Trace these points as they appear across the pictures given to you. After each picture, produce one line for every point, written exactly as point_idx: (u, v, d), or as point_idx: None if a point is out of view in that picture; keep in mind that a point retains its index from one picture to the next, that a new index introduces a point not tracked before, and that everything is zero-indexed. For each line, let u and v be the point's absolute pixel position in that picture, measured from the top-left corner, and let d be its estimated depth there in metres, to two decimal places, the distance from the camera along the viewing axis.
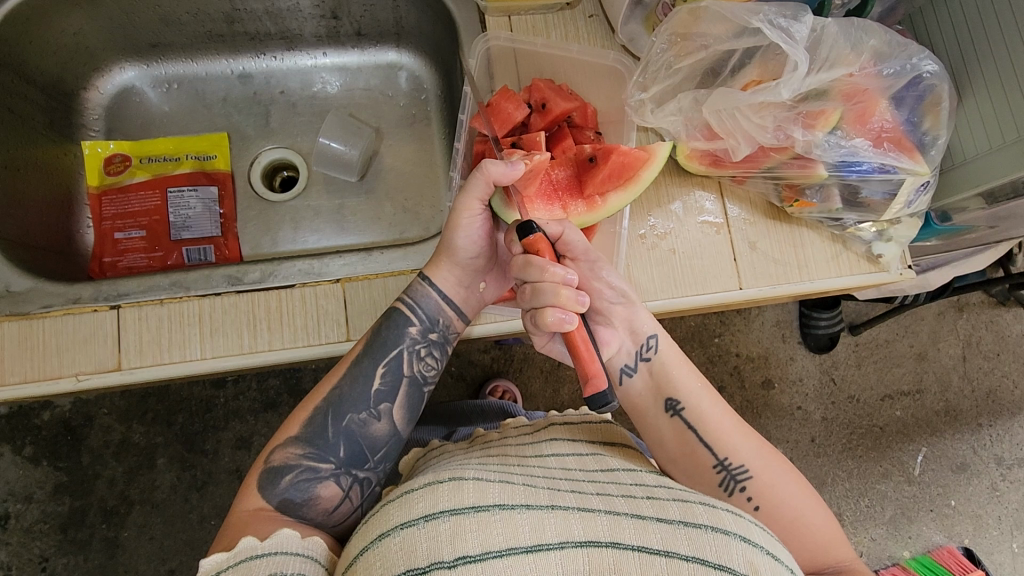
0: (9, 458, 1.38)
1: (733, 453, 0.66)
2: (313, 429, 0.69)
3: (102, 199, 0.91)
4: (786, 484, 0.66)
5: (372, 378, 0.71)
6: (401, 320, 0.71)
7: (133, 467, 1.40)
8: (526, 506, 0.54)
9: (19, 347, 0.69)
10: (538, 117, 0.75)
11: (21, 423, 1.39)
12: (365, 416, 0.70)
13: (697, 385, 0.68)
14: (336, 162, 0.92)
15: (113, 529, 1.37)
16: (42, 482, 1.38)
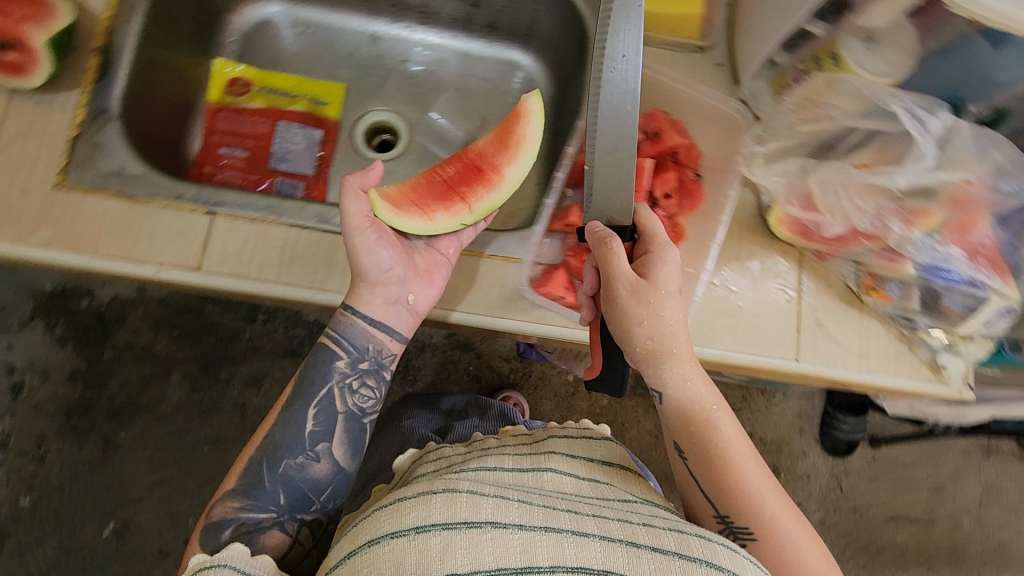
0: (40, 333, 1.42)
1: (740, 508, 0.69)
2: (249, 480, 0.74)
3: (217, 114, 0.96)
4: (795, 543, 0.68)
5: (305, 418, 0.76)
6: (324, 357, 0.77)
7: (149, 374, 1.44)
8: (521, 525, 0.58)
9: (120, 222, 0.73)
10: (649, 145, 0.79)
11: (60, 303, 1.43)
12: (302, 459, 0.75)
13: (715, 435, 0.71)
14: (438, 138, 0.99)
15: (113, 427, 1.41)
16: (63, 364, 1.41)
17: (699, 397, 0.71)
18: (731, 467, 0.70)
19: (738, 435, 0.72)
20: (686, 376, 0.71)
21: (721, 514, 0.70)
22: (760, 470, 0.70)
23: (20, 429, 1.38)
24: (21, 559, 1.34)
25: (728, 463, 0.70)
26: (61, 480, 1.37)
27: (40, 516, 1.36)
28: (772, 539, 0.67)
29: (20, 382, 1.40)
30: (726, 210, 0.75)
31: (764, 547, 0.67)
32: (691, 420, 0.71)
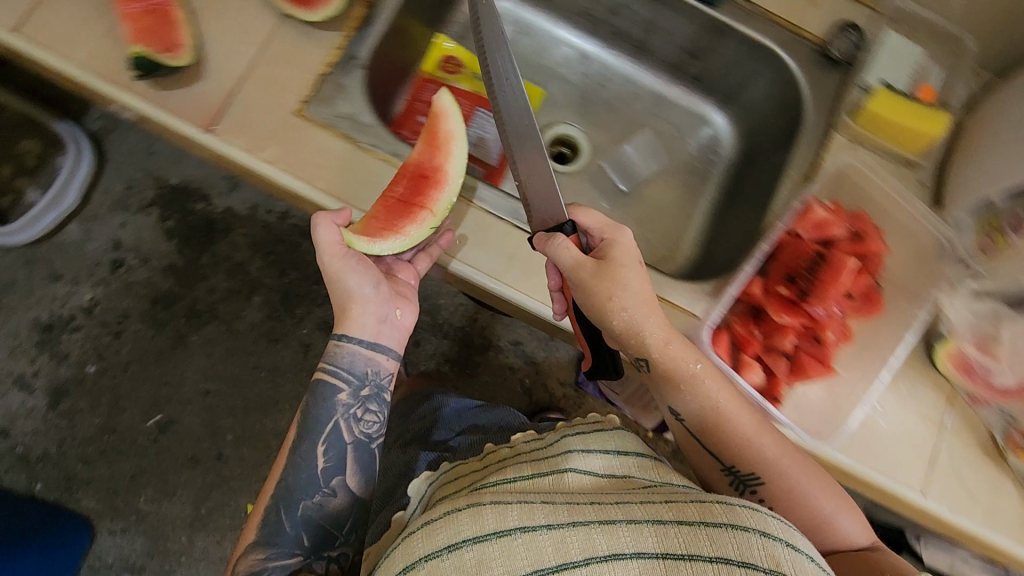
0: (153, 221, 1.49)
1: (748, 462, 0.67)
2: (268, 528, 0.75)
3: (426, 83, 0.99)
4: (804, 490, 0.67)
5: (316, 457, 0.77)
6: (326, 393, 0.78)
7: (234, 289, 1.49)
8: (549, 525, 0.57)
9: (340, 164, 0.77)
10: (848, 241, 0.73)
11: (179, 199, 1.51)
12: (319, 498, 0.77)
13: (718, 415, 0.68)
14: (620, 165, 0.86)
15: (188, 327, 1.47)
16: (163, 255, 1.48)
17: (676, 362, 0.68)
18: (727, 430, 0.68)
19: (730, 394, 0.68)
20: (661, 338, 0.68)
21: (726, 466, 0.69)
22: (756, 422, 0.68)
23: (108, 301, 1.44)
24: (68, 421, 1.39)
25: (723, 424, 0.68)
26: (128, 360, 1.43)
27: (98, 386, 1.41)
28: (783, 486, 0.66)
29: (122, 258, 1.46)
30: (898, 347, 0.71)
31: (777, 495, 0.67)
32: (680, 386, 0.69)
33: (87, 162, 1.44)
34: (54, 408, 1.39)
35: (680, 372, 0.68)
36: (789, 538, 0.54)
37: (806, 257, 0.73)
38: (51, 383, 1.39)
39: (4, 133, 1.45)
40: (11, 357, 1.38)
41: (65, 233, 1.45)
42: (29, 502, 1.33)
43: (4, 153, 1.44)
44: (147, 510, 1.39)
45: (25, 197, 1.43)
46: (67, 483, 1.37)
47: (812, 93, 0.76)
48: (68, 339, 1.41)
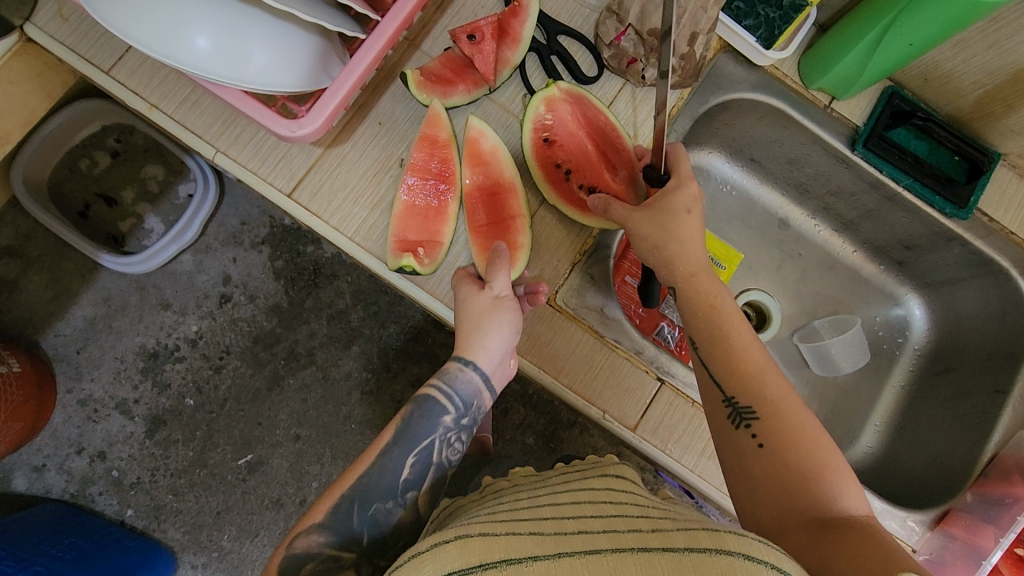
0: (262, 259, 1.41)
1: (752, 394, 0.51)
2: (337, 512, 0.52)
3: None
4: (808, 436, 0.49)
5: (400, 467, 0.54)
6: (432, 411, 0.55)
7: (334, 336, 1.41)
8: (535, 556, 0.38)
9: None
10: None
11: (289, 239, 1.42)
12: (390, 505, 0.53)
13: (733, 354, 0.53)
14: (820, 353, 0.80)
15: (285, 369, 1.40)
16: (269, 294, 1.41)
17: (698, 292, 0.55)
18: (737, 357, 0.53)
19: (744, 325, 0.54)
20: (694, 265, 0.55)
21: (726, 398, 0.53)
22: (768, 359, 0.53)
23: (212, 335, 1.39)
24: (163, 451, 1.37)
25: (738, 358, 0.53)
26: (225, 397, 1.39)
27: (194, 420, 1.38)
28: (778, 426, 0.50)
29: (229, 293, 1.40)
30: None
31: (780, 434, 0.49)
32: (700, 315, 0.55)
33: (210, 200, 1.36)
34: (151, 436, 1.37)
35: (700, 294, 0.55)
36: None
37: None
38: (150, 412, 1.37)
39: (130, 156, 1.34)
40: (115, 382, 1.37)
41: (178, 261, 1.40)
42: (120, 529, 1.32)
43: (128, 175, 1.35)
44: (228, 548, 1.36)
45: (144, 223, 1.36)
46: (155, 513, 1.35)
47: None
48: (171, 369, 1.38)
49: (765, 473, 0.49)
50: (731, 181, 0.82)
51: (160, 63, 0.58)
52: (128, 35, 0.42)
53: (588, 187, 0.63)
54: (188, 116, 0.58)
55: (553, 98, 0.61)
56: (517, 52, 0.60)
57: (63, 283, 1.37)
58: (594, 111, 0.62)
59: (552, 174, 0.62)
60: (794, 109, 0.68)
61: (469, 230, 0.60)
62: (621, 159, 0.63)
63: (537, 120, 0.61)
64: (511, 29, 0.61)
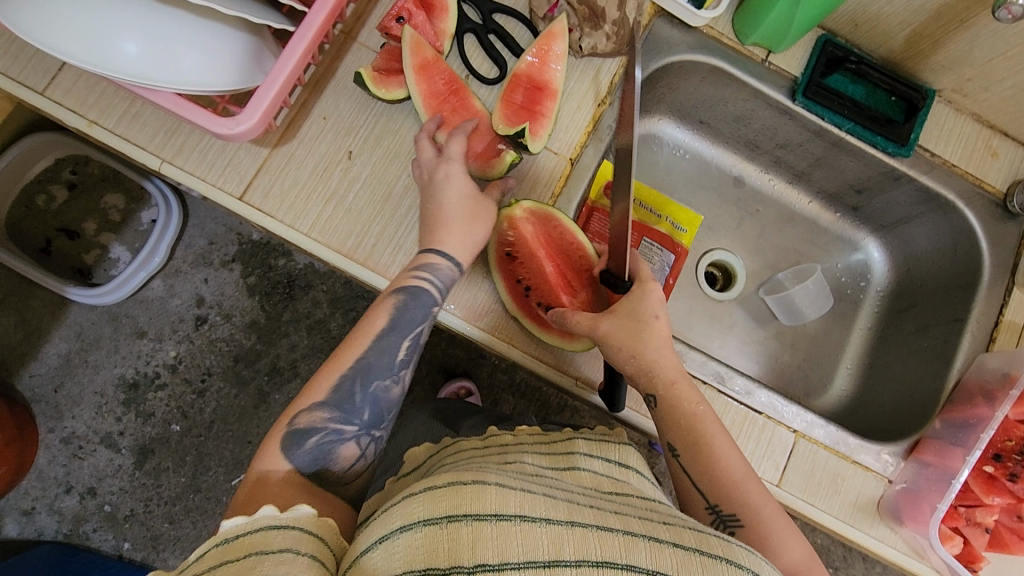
0: (235, 277, 1.40)
1: (734, 501, 0.52)
2: (338, 393, 0.53)
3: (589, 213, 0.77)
4: (784, 538, 0.51)
5: (398, 349, 0.55)
6: (425, 301, 0.56)
7: (316, 346, 1.40)
8: (546, 519, 0.36)
9: None
10: None
11: (261, 254, 1.41)
12: (389, 381, 0.55)
13: (712, 454, 0.54)
14: (786, 305, 0.82)
15: (270, 385, 1.38)
16: (246, 311, 1.40)
17: (676, 396, 0.55)
18: (716, 461, 0.53)
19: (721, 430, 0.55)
20: (673, 372, 0.55)
21: (709, 504, 0.53)
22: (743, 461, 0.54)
23: (192, 359, 1.38)
24: (155, 480, 1.35)
25: (717, 465, 0.53)
26: (211, 419, 1.37)
27: (183, 445, 1.36)
28: (762, 531, 0.51)
29: (204, 315, 1.39)
30: None
31: (758, 540, 0.51)
32: (683, 424, 0.55)
33: (175, 223, 1.34)
34: (140, 467, 1.35)
35: (680, 403, 0.55)
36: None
37: (1016, 436, 0.62)
38: (137, 442, 1.36)
39: (88, 187, 1.32)
40: (98, 416, 1.35)
41: (149, 288, 1.38)
42: (120, 563, 1.30)
43: (87, 206, 1.33)
44: None
45: (110, 253, 1.34)
46: (154, 543, 1.34)
47: (991, 248, 0.70)
48: (153, 398, 1.37)
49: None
50: (683, 145, 0.83)
51: (97, 78, 0.57)
52: (60, 49, 0.42)
53: (546, 302, 0.64)
54: (130, 129, 0.58)
55: (515, 217, 0.62)
56: (449, 22, 0.62)
57: (33, 322, 1.35)
58: (559, 229, 0.63)
59: (514, 289, 0.62)
60: (732, 67, 0.69)
61: (502, 104, 0.63)
62: (582, 280, 0.66)
63: (499, 238, 0.62)
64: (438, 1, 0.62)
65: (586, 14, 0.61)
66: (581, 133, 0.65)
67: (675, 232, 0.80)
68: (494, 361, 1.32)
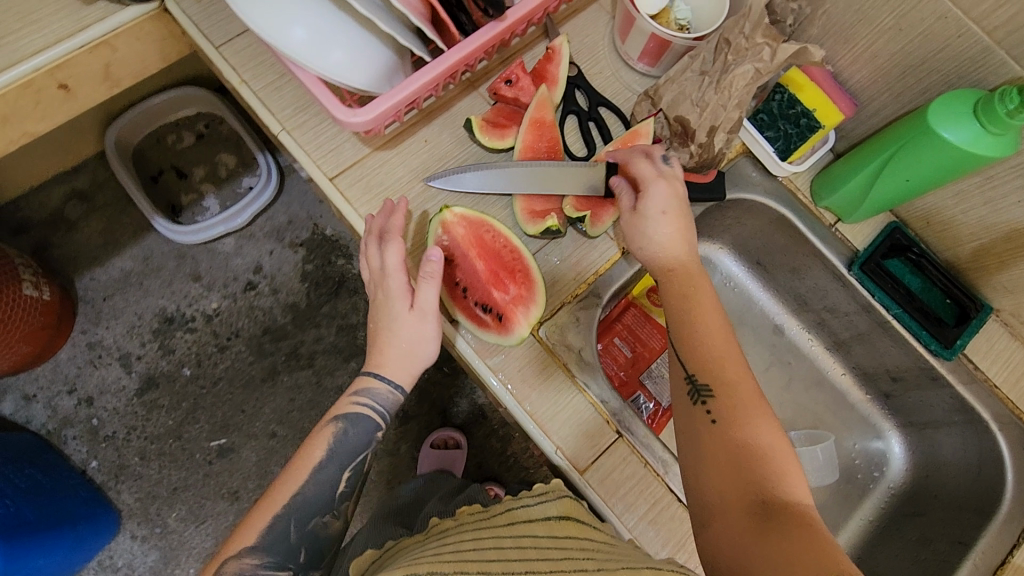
0: (296, 259, 1.50)
1: (709, 370, 0.53)
2: (273, 534, 0.58)
3: (628, 307, 0.81)
4: (756, 407, 0.51)
5: (337, 481, 0.62)
6: (363, 424, 0.63)
7: (338, 347, 1.46)
8: None
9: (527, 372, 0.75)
10: None
11: (326, 249, 1.51)
12: (329, 518, 0.62)
13: (693, 318, 0.56)
14: None
15: (284, 366, 1.44)
16: (292, 292, 1.48)
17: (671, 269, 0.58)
18: (697, 333, 0.55)
19: (713, 300, 0.57)
20: (691, 275, 0.58)
21: (687, 375, 0.54)
22: (723, 343, 0.54)
23: (227, 316, 1.46)
24: (146, 412, 1.40)
25: (696, 333, 0.55)
26: (219, 376, 1.43)
27: (185, 390, 1.42)
28: (733, 400, 0.51)
29: (255, 282, 1.48)
30: None
31: (731, 407, 0.51)
32: (671, 278, 0.58)
33: (267, 195, 1.47)
34: (140, 395, 1.41)
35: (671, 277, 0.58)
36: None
37: None
38: (147, 372, 1.42)
39: (212, 141, 1.49)
40: (127, 335, 1.44)
41: (220, 242, 1.50)
42: (80, 477, 1.33)
43: (204, 157, 1.49)
44: (173, 526, 1.35)
45: (203, 201, 1.48)
46: (117, 471, 1.36)
47: (1015, 482, 0.67)
48: (179, 337, 1.45)
49: (712, 451, 0.50)
50: (734, 278, 0.86)
51: (263, 51, 0.68)
52: (247, 15, 0.51)
53: (481, 304, 0.66)
54: (269, 97, 0.68)
55: (447, 221, 0.65)
56: (557, 92, 0.69)
57: (115, 234, 1.48)
58: (491, 232, 0.66)
59: (452, 292, 0.66)
60: (800, 221, 0.74)
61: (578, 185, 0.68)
62: (517, 280, 0.66)
63: (436, 243, 0.65)
64: (550, 75, 0.69)
65: (677, 130, 0.67)
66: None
67: None
68: (493, 424, 1.33)
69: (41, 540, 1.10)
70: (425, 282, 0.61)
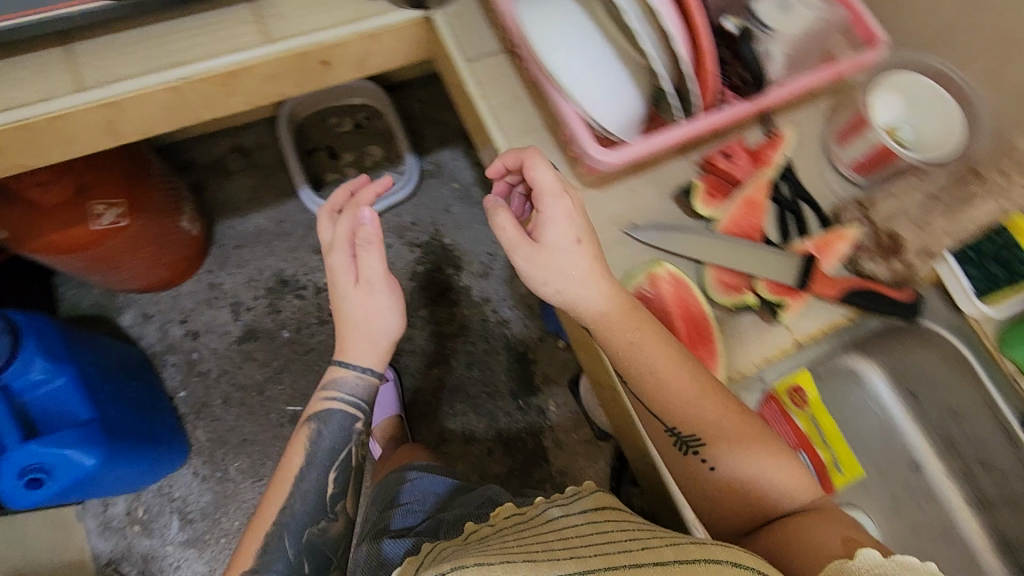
0: None
1: (687, 422, 0.63)
2: (269, 551, 0.75)
3: (767, 402, 0.75)
4: (731, 432, 0.63)
5: (323, 481, 0.78)
6: (336, 416, 0.79)
7: None
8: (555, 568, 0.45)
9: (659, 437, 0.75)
10: None
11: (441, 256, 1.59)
12: (321, 524, 0.78)
13: (654, 386, 0.63)
14: None
15: None
16: None
17: (617, 332, 0.63)
18: (666, 391, 0.63)
19: (663, 348, 0.64)
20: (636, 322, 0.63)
21: (669, 428, 0.64)
22: (698, 388, 0.63)
23: None
24: (240, 361, 1.47)
25: (662, 386, 0.63)
26: (313, 347, 1.49)
27: (279, 351, 1.49)
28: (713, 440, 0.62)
29: None
30: None
31: (718, 453, 0.63)
32: (626, 352, 0.63)
33: (403, 191, 1.60)
34: (239, 343, 1.48)
35: (619, 338, 0.63)
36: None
37: None
38: (252, 324, 1.50)
39: (367, 132, 1.63)
40: (244, 285, 1.53)
41: None
42: (166, 403, 1.40)
43: (357, 144, 1.63)
44: (232, 476, 1.39)
45: (345, 182, 1.60)
46: (199, 408, 1.43)
47: None
48: (288, 301, 1.52)
49: (709, 490, 0.63)
50: (882, 401, 0.83)
51: (505, 73, 0.74)
52: None
53: None
54: (500, 113, 0.73)
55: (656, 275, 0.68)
56: (768, 172, 0.71)
57: (262, 192, 1.59)
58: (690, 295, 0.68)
59: None
60: (977, 364, 0.72)
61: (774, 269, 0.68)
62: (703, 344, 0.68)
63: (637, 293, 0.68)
64: (764, 156, 0.71)
65: (884, 244, 0.69)
66: (839, 317, 0.68)
67: (833, 467, 0.82)
68: None
69: (134, 449, 1.13)
70: (367, 250, 0.73)
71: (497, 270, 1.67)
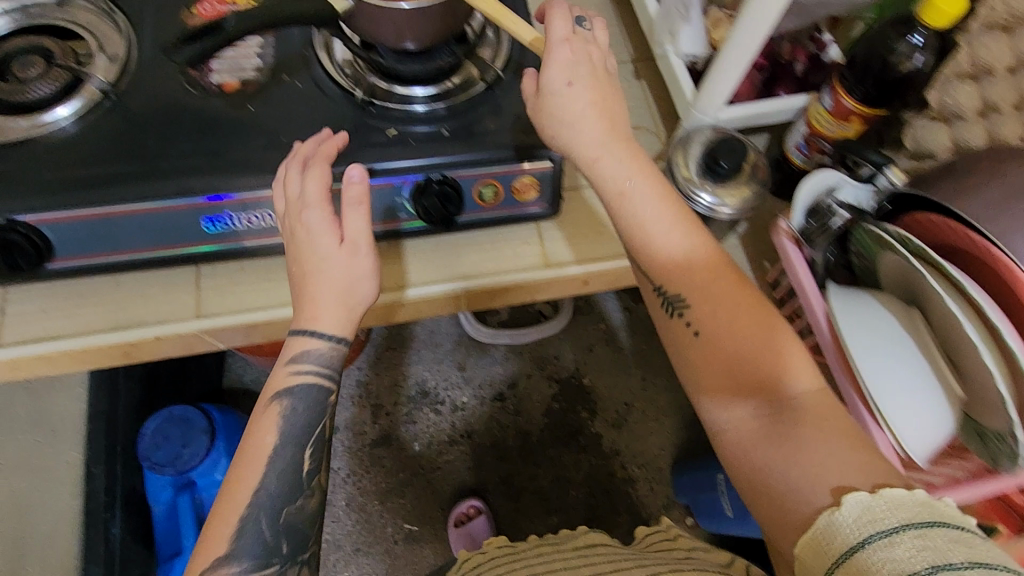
0: (546, 394, 1.63)
1: (677, 285, 0.61)
2: (241, 539, 0.58)
3: None
4: (729, 306, 0.60)
5: (296, 456, 0.61)
6: (307, 389, 0.62)
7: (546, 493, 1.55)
8: None
9: None
10: None
11: (575, 402, 1.63)
12: (298, 502, 0.61)
13: (645, 244, 0.62)
14: None
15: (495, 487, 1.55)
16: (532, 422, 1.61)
17: (632, 217, 0.62)
18: (659, 252, 0.62)
19: (662, 209, 0.61)
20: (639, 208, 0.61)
21: (657, 289, 0.63)
22: None
23: (470, 416, 1.59)
24: (368, 465, 1.53)
25: (646, 232, 0.62)
26: (438, 466, 1.55)
27: (408, 462, 1.54)
28: (704, 311, 0.60)
29: (505, 397, 1.62)
30: None
31: (707, 320, 0.60)
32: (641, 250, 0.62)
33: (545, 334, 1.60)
34: (372, 447, 1.54)
35: (627, 223, 0.62)
36: (897, 532, 0.45)
37: None
38: (387, 430, 1.56)
39: None
40: (388, 389, 1.59)
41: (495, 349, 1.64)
42: None
43: None
44: None
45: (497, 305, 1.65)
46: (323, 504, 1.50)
47: None
48: (424, 414, 1.58)
49: (711, 360, 0.60)
50: None
51: None
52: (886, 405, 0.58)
53: None
54: None
55: None
56: None
57: None
58: None
59: None
60: None
61: None
62: None
63: None
64: None
65: None
66: None
67: None
68: None
69: None
70: (318, 175, 0.60)
71: (631, 423, 1.62)
